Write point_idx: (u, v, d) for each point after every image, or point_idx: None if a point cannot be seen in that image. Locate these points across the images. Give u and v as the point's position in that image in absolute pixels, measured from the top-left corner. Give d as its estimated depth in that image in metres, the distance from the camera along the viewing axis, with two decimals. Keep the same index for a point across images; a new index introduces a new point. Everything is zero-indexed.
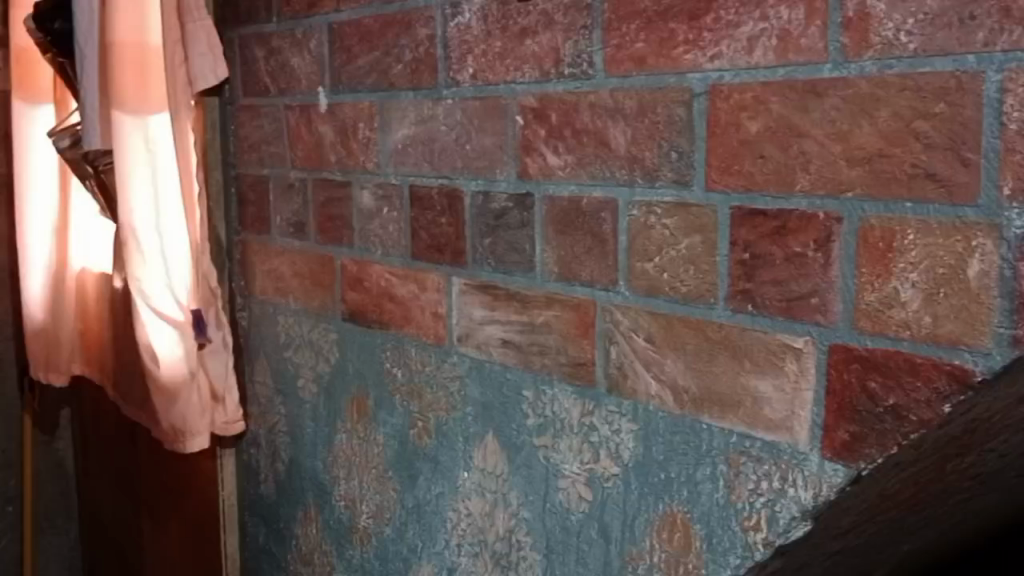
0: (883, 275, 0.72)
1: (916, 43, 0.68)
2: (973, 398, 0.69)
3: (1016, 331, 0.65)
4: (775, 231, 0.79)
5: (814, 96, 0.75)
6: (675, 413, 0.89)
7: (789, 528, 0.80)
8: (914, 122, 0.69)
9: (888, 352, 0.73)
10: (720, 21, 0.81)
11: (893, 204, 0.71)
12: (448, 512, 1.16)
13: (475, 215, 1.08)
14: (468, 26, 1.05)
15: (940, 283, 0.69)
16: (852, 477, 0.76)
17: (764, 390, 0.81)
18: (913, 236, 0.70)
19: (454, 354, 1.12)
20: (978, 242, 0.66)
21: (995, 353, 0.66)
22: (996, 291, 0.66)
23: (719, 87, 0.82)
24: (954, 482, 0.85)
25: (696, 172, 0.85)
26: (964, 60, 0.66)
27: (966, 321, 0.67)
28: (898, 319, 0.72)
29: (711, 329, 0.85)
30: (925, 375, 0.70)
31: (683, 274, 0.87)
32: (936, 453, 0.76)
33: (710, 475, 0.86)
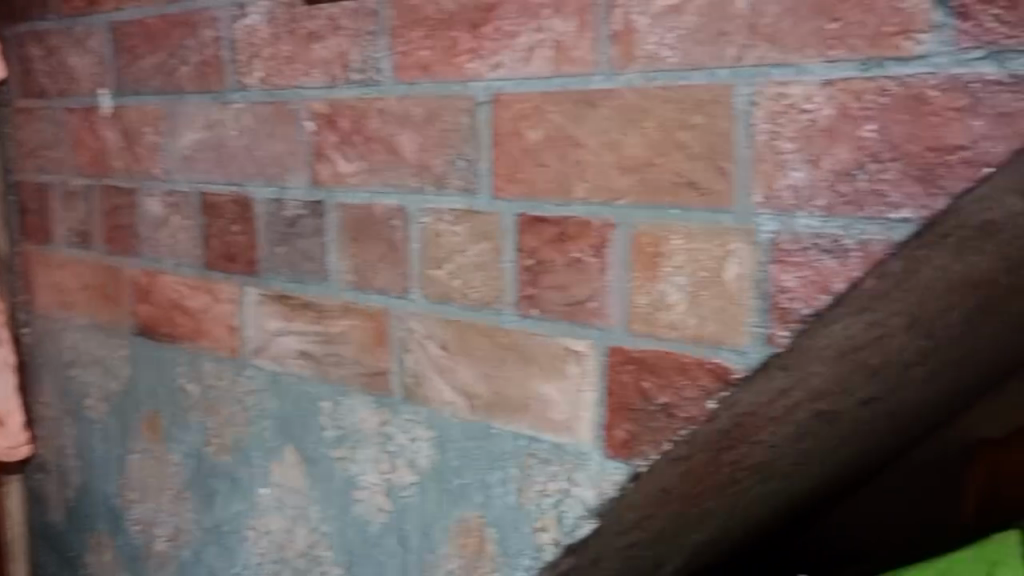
0: (654, 279, 0.76)
1: (677, 57, 0.72)
2: (734, 394, 0.73)
3: (769, 329, 0.70)
4: (555, 238, 0.81)
5: (587, 106, 0.78)
6: (467, 419, 0.90)
7: (575, 527, 0.82)
8: (675, 133, 0.73)
9: (659, 352, 0.76)
10: (500, 31, 0.82)
11: (660, 211, 0.75)
12: (247, 531, 1.12)
13: (267, 223, 1.05)
14: (255, 29, 1.02)
15: (703, 286, 0.73)
16: (631, 474, 0.78)
17: (549, 393, 0.83)
18: (679, 241, 0.74)
19: (250, 367, 1.09)
20: (736, 246, 0.71)
21: (752, 351, 0.71)
22: (751, 292, 0.71)
23: (500, 96, 0.83)
24: (729, 474, 0.90)
25: (481, 180, 0.86)
26: (718, 74, 0.70)
27: (726, 322, 0.72)
28: (667, 320, 0.75)
29: (500, 334, 0.86)
30: (692, 374, 0.74)
31: (472, 281, 0.88)
32: (708, 446, 0.81)
33: (502, 479, 0.87)
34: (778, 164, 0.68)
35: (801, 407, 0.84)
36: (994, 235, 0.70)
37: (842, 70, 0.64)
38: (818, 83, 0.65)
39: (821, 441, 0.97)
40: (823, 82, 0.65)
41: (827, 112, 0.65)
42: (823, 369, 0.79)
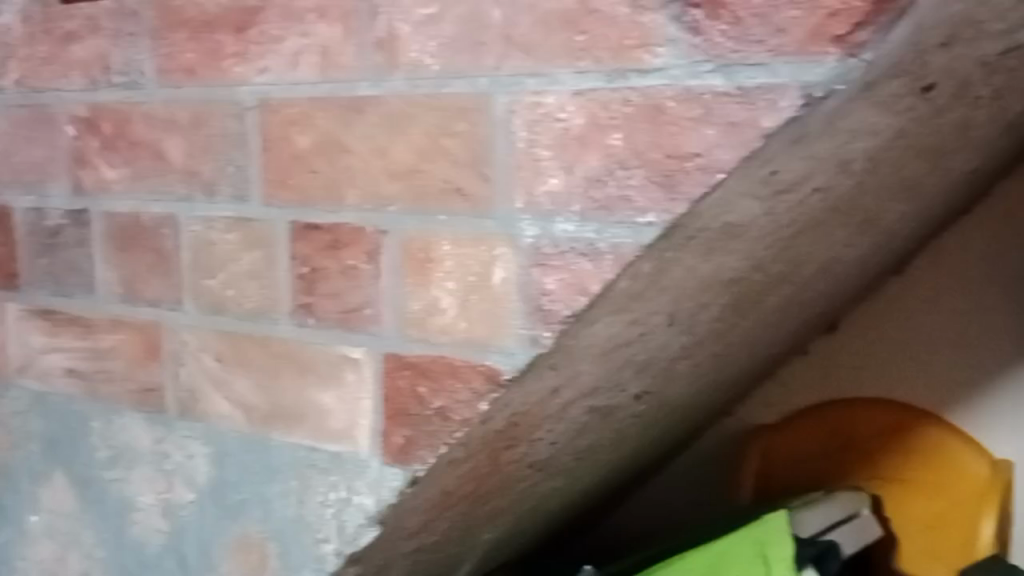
0: (425, 284, 0.76)
1: (439, 65, 0.73)
2: (504, 395, 0.75)
3: (533, 331, 0.72)
4: (328, 245, 0.80)
5: (356, 112, 0.78)
6: (246, 432, 0.88)
7: (356, 535, 0.82)
8: (441, 140, 0.74)
9: (432, 357, 0.77)
10: (265, 35, 0.81)
11: (428, 218, 0.76)
12: (15, 563, 1.05)
13: (28, 233, 0.98)
14: (8, 28, 0.96)
15: (471, 290, 0.75)
16: (410, 479, 0.79)
17: (327, 402, 0.83)
18: (447, 247, 0.75)
19: (13, 389, 1.02)
20: (500, 251, 0.73)
21: (519, 352, 0.73)
22: (516, 295, 0.72)
23: (267, 101, 0.82)
24: (514, 472, 0.93)
25: (252, 187, 0.84)
26: (479, 83, 0.72)
27: (494, 324, 0.74)
28: (439, 324, 0.76)
29: (275, 344, 0.85)
30: (464, 377, 0.75)
31: (246, 290, 0.86)
32: (487, 447, 0.83)
33: (282, 491, 0.86)
34: (536, 171, 0.70)
35: (576, 402, 0.88)
36: (737, 236, 0.76)
37: (591, 80, 0.68)
38: (569, 93, 0.68)
39: (599, 436, 1.02)
40: (574, 92, 0.68)
41: (579, 120, 0.68)
42: (591, 367, 0.82)
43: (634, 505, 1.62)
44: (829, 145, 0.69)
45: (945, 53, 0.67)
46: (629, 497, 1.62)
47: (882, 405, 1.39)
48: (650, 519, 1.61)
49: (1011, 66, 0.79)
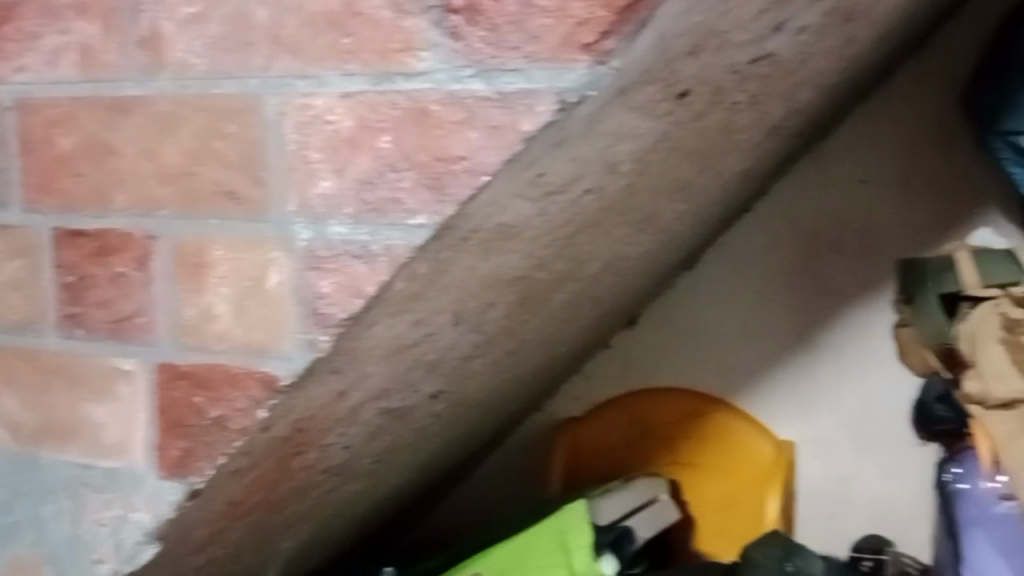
0: (199, 290, 0.74)
1: (206, 64, 0.72)
2: (285, 400, 0.74)
3: (310, 335, 0.71)
4: (96, 251, 0.78)
5: (121, 113, 0.75)
6: (12, 451, 0.85)
7: (135, 553, 0.80)
8: (211, 142, 0.73)
9: (208, 365, 0.75)
10: (22, 32, 0.78)
11: (200, 222, 0.74)
12: None
13: None
14: None
15: (247, 295, 0.73)
16: (189, 491, 0.77)
17: (99, 417, 0.80)
18: (221, 251, 0.73)
19: None
20: (275, 254, 0.72)
21: (296, 356, 0.72)
22: (293, 299, 0.71)
23: (29, 102, 0.79)
24: (307, 478, 0.93)
25: (11, 191, 0.81)
26: (248, 84, 0.71)
27: (270, 329, 0.72)
28: (215, 331, 0.74)
29: (44, 357, 0.82)
30: (242, 385, 0.74)
31: (10, 300, 0.82)
32: (273, 454, 0.82)
33: (54, 511, 0.84)
34: (308, 173, 0.70)
35: (367, 405, 0.88)
36: (513, 236, 0.79)
37: (358, 83, 0.68)
38: (337, 96, 0.68)
39: (398, 437, 1.03)
40: (342, 94, 0.68)
41: (347, 123, 0.68)
42: (379, 369, 0.83)
43: (453, 499, 1.66)
44: (593, 149, 0.74)
45: (693, 62, 0.72)
46: (448, 492, 1.65)
47: (679, 393, 1.48)
48: (468, 513, 1.65)
49: (762, 73, 0.86)
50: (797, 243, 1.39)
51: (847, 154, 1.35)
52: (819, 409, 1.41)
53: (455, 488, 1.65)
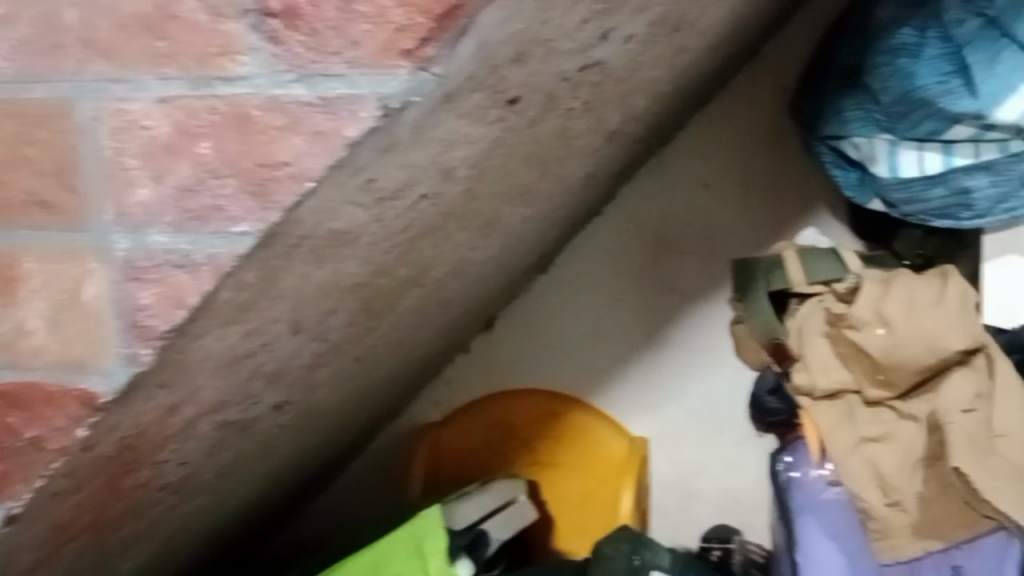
0: (9, 304, 0.71)
1: (12, 68, 0.66)
2: (106, 417, 0.71)
3: (130, 349, 0.68)
4: None
5: None
6: None
7: None
8: (21, 149, 0.68)
9: (21, 383, 0.71)
10: None
11: (12, 233, 0.70)
12: None
13: None
14: None
15: (62, 309, 0.70)
16: (6, 517, 0.74)
17: None
18: (34, 263, 0.70)
19: None
20: (92, 266, 0.68)
21: (116, 372, 0.69)
22: (111, 312, 0.68)
23: None
24: (143, 496, 0.90)
25: None
26: (59, 88, 0.65)
27: (88, 344, 0.69)
28: (29, 347, 0.71)
29: None
30: (59, 403, 0.70)
31: None
32: (99, 473, 0.79)
33: None
34: (125, 181, 0.65)
35: (203, 419, 0.85)
36: (349, 243, 0.77)
37: (175, 87, 0.62)
38: (153, 101, 0.62)
39: (241, 449, 1.01)
40: (159, 100, 0.62)
41: (164, 129, 0.63)
42: (212, 381, 0.80)
43: (314, 509, 1.64)
44: (424, 155, 0.73)
45: (520, 69, 0.73)
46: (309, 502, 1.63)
47: (536, 394, 1.50)
48: (330, 522, 1.63)
49: (593, 80, 0.88)
50: (645, 245, 1.43)
51: (689, 158, 1.40)
52: (668, 405, 1.46)
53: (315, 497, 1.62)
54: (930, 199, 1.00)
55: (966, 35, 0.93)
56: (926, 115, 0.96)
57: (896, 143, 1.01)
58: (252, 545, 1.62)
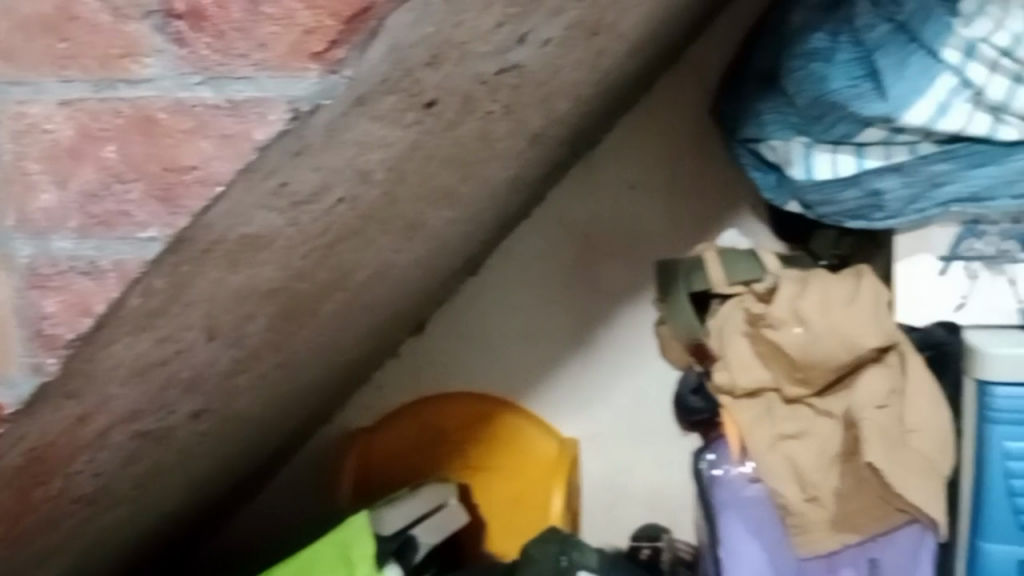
0: None
1: None
2: (10, 429, 0.69)
3: (36, 358, 0.62)
4: None
5: None
6: None
7: None
8: None
9: None
10: None
11: None
12: None
13: None
14: None
15: None
16: None
17: None
18: None
19: None
20: None
21: (22, 382, 0.63)
22: (13, 320, 0.61)
23: None
24: (56, 508, 0.88)
25: None
26: None
27: None
28: None
29: None
30: None
31: None
32: (7, 487, 0.76)
33: None
34: (27, 186, 0.57)
35: (117, 428, 0.83)
36: (264, 247, 0.76)
37: (78, 90, 0.54)
38: (55, 103, 0.55)
39: (160, 458, 0.99)
40: (60, 102, 0.55)
41: (67, 133, 0.55)
42: (124, 390, 0.79)
43: (243, 517, 1.61)
44: (338, 157, 0.73)
45: (435, 71, 0.73)
46: (239, 511, 1.61)
47: (467, 397, 1.50)
48: (260, 530, 1.61)
49: (512, 83, 0.88)
50: (574, 247, 1.44)
51: (615, 161, 1.41)
52: (597, 405, 1.47)
53: (244, 505, 1.60)
54: (844, 200, 1.02)
55: (877, 39, 0.96)
56: (838, 118, 0.98)
57: (812, 145, 1.03)
58: (181, 554, 1.59)
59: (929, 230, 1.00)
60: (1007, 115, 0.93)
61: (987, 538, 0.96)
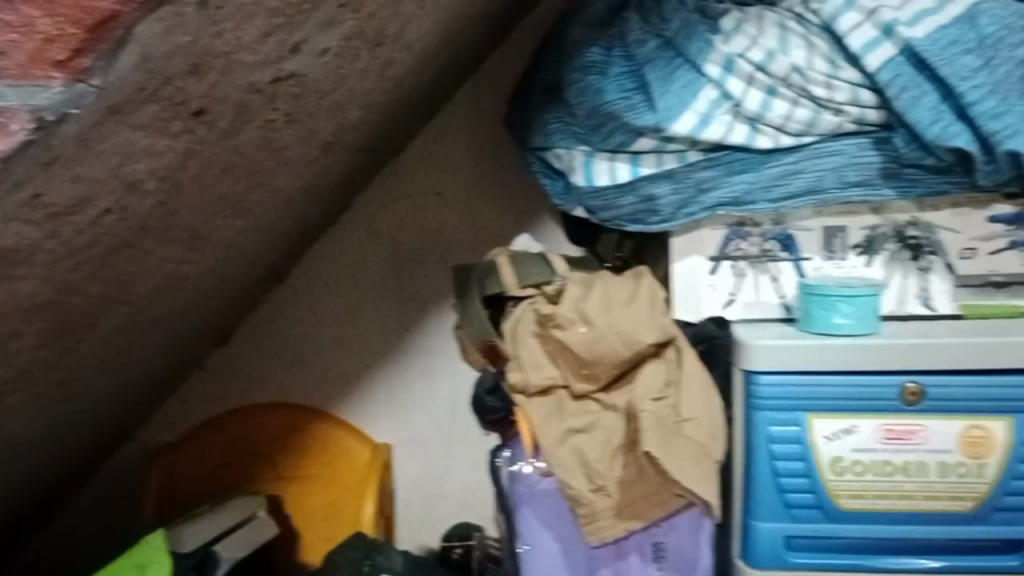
0: None
1: None
2: None
3: None
4: None
5: None
6: None
7: None
8: None
9: None
10: None
11: None
12: None
13: None
14: None
15: None
16: None
17: None
18: None
19: None
20: None
21: None
22: None
23: None
24: None
25: None
26: None
27: None
28: None
29: None
30: None
31: None
32: None
33: None
34: None
35: None
36: (23, 260, 0.73)
37: None
38: None
39: None
40: None
41: None
42: None
43: (40, 539, 1.54)
44: (98, 168, 0.70)
45: (199, 81, 0.70)
46: (35, 532, 1.53)
47: (279, 408, 1.48)
48: (59, 554, 1.54)
49: (292, 92, 0.87)
50: (383, 254, 1.45)
51: (420, 167, 1.43)
52: (411, 409, 1.48)
53: (42, 526, 1.52)
54: (623, 206, 1.08)
55: (646, 54, 1.02)
56: (616, 127, 1.04)
57: (591, 153, 1.09)
58: None
59: (700, 232, 1.07)
60: (762, 125, 1.01)
61: (758, 517, 1.02)
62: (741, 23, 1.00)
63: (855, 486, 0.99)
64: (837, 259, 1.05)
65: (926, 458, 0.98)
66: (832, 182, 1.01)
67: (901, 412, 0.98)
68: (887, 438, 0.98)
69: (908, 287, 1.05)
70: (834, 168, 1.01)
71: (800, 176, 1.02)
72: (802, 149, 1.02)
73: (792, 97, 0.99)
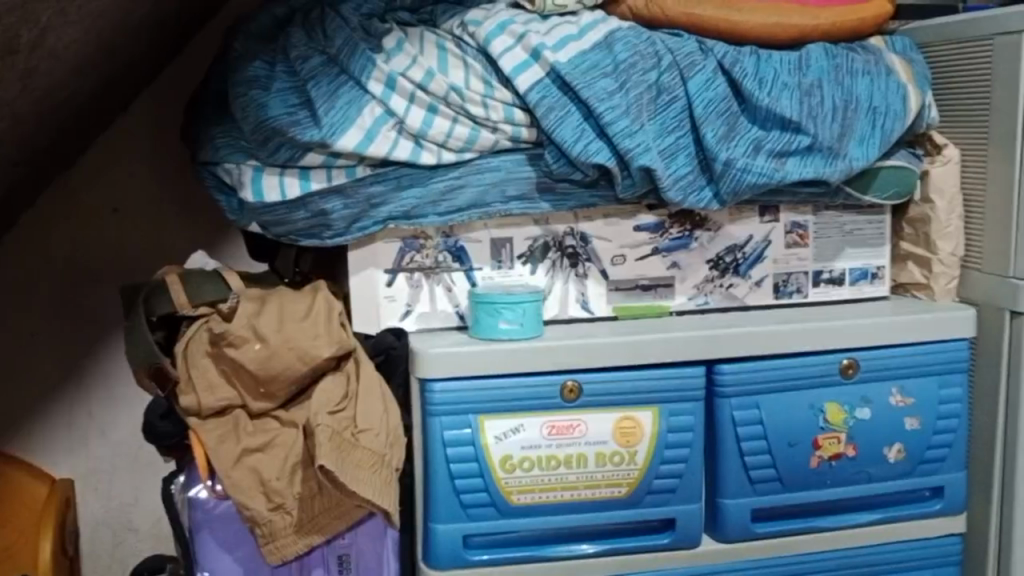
0: None
1: None
2: None
3: None
4: None
5: None
6: None
7: None
8: None
9: None
10: None
11: None
12: None
13: None
14: None
15: None
16: None
17: None
18: None
19: None
20: None
21: None
22: None
23: None
24: None
25: None
26: None
27: None
28: None
29: None
30: None
31: None
32: None
33: None
34: None
35: None
36: None
37: None
38: None
39: None
40: None
41: None
42: None
43: None
44: None
45: None
46: None
47: None
48: None
49: None
50: (54, 274, 1.35)
51: (93, 182, 1.35)
52: (93, 439, 1.40)
53: None
54: (296, 220, 1.07)
55: (310, 70, 1.03)
56: (281, 142, 1.03)
57: (261, 167, 1.07)
58: None
59: (375, 246, 1.08)
60: (424, 141, 1.04)
61: (437, 520, 1.05)
62: (403, 42, 1.04)
63: (524, 481, 1.05)
64: (505, 269, 1.11)
65: (585, 449, 1.06)
66: (494, 197, 1.07)
67: (562, 408, 1.05)
68: (551, 433, 1.05)
69: (568, 292, 1.13)
70: (494, 183, 1.06)
71: (463, 191, 1.06)
72: (464, 165, 1.06)
73: (452, 115, 1.03)
